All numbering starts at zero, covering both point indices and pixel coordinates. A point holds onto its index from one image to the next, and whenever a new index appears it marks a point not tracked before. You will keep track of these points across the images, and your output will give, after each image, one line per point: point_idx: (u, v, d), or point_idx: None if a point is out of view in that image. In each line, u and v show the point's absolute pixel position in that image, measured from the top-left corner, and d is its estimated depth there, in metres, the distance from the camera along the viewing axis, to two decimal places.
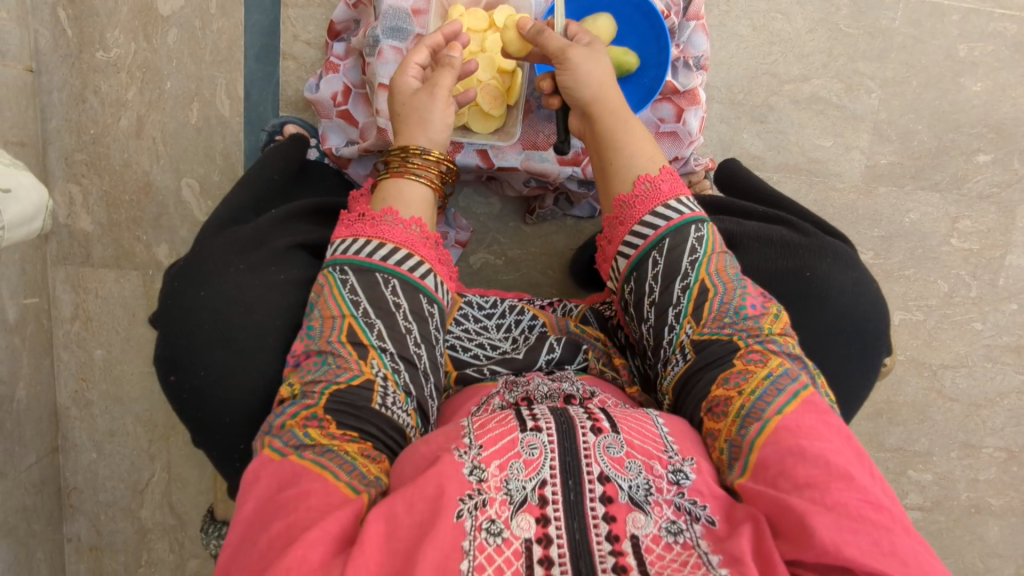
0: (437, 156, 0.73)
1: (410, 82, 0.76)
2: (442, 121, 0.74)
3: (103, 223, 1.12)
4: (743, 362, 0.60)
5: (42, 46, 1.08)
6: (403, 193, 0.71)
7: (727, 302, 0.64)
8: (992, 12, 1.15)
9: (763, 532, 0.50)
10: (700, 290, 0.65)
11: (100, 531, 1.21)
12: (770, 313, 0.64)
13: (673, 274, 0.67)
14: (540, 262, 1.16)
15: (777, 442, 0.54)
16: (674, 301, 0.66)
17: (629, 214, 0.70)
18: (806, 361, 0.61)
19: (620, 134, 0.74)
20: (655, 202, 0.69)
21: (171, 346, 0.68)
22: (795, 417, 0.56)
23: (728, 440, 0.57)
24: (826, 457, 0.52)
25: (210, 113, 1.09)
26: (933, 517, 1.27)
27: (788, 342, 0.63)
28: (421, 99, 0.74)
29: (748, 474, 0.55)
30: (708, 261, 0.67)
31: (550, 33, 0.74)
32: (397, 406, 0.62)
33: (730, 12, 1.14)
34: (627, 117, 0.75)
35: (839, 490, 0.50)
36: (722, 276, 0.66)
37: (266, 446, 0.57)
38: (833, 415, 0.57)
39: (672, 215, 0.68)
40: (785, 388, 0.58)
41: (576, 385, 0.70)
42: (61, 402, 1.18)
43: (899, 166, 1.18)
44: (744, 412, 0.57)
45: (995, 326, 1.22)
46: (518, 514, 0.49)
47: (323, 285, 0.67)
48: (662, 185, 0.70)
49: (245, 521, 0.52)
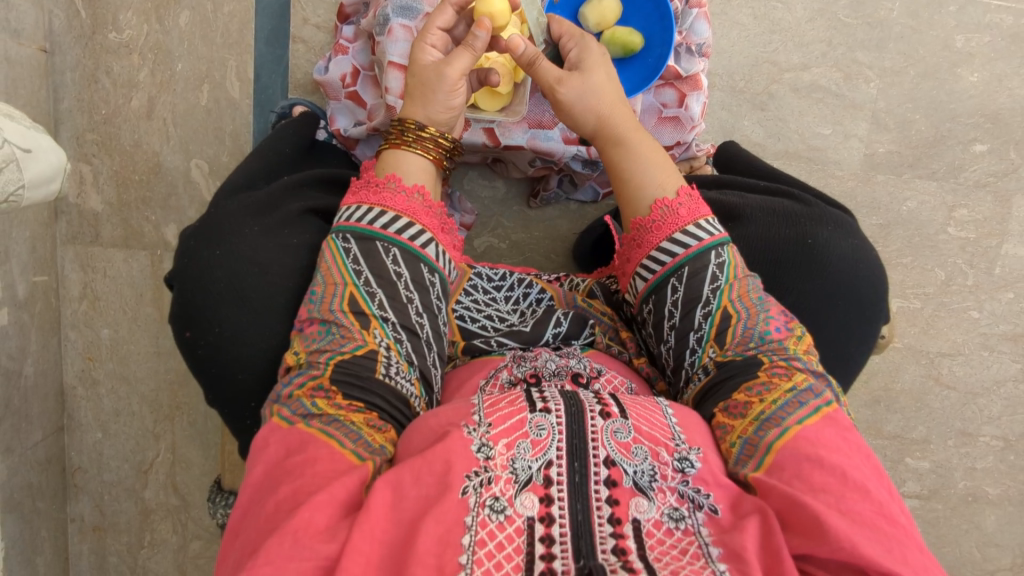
0: (433, 134, 0.74)
1: (431, 54, 0.75)
2: (444, 100, 0.73)
3: (113, 202, 1.14)
4: (767, 375, 0.61)
5: (56, 28, 1.10)
6: (401, 163, 0.72)
7: (750, 327, 0.64)
8: (987, 4, 1.17)
9: (770, 525, 0.49)
10: (722, 316, 0.66)
11: (103, 511, 1.21)
12: (793, 335, 0.64)
13: (694, 300, 0.67)
14: (544, 247, 1.18)
15: (794, 447, 0.55)
16: (695, 326, 0.67)
17: (646, 238, 0.71)
18: (829, 380, 0.62)
19: (623, 163, 0.75)
20: (672, 227, 0.69)
21: (187, 303, 0.71)
22: (814, 429, 0.56)
23: (742, 437, 0.57)
24: (843, 469, 0.53)
25: (220, 94, 1.11)
26: (931, 505, 1.28)
27: (810, 360, 0.63)
28: (430, 72, 0.73)
29: (762, 470, 0.55)
30: (731, 288, 0.67)
31: (535, 66, 0.75)
32: (401, 375, 0.63)
33: (731, 1, 1.17)
34: (628, 140, 0.75)
35: (853, 499, 0.51)
36: (746, 302, 0.66)
37: (275, 414, 0.57)
38: (853, 432, 0.57)
39: (691, 242, 0.68)
40: (807, 402, 0.58)
41: (583, 363, 0.70)
42: (68, 381, 1.18)
43: (897, 155, 1.20)
44: (763, 417, 0.58)
45: (991, 314, 1.23)
46: (522, 493, 0.50)
47: (326, 253, 0.68)
48: (680, 209, 0.70)
49: (254, 486, 0.53)
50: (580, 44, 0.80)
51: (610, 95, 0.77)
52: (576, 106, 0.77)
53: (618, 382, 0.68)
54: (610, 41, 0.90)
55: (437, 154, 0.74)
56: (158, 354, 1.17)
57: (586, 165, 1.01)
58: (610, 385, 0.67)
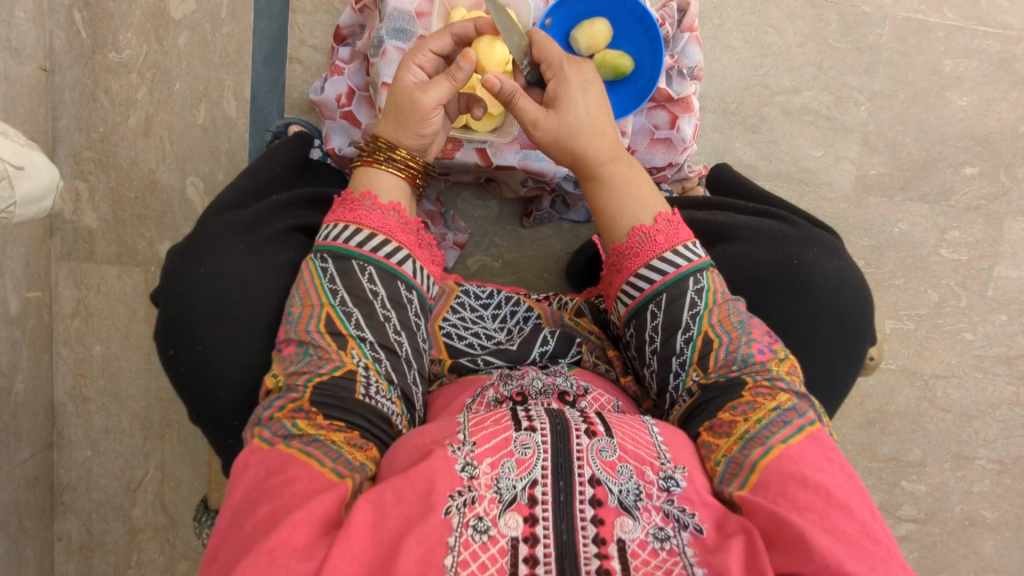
0: (404, 157, 0.74)
1: (415, 75, 0.74)
2: (417, 127, 0.73)
3: (108, 219, 1.14)
4: (751, 395, 0.60)
5: (57, 47, 1.11)
6: (375, 182, 0.73)
7: (733, 351, 0.64)
8: (976, 30, 1.19)
9: (756, 545, 0.49)
10: (703, 341, 0.66)
11: (90, 530, 1.19)
12: (776, 356, 0.64)
13: (673, 325, 0.67)
14: (536, 266, 1.18)
15: (779, 466, 0.54)
16: (676, 351, 0.67)
17: (625, 263, 0.71)
18: (813, 400, 0.62)
19: (606, 205, 0.74)
20: (650, 255, 0.70)
21: (172, 320, 0.71)
22: (798, 448, 0.56)
23: (727, 456, 0.57)
24: (827, 488, 0.53)
25: (217, 113, 1.12)
26: (928, 529, 1.26)
27: (794, 380, 0.63)
28: (404, 99, 0.72)
29: (747, 489, 0.54)
30: (710, 313, 0.67)
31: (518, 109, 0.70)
32: (381, 395, 0.63)
33: (722, 25, 1.18)
34: (612, 184, 0.74)
35: (838, 518, 0.51)
36: (726, 326, 0.66)
37: (255, 436, 0.57)
38: (836, 452, 0.57)
39: (669, 270, 0.68)
40: (791, 421, 0.58)
41: (569, 381, 0.70)
42: (58, 397, 1.18)
43: (888, 177, 1.21)
44: (747, 436, 0.57)
45: (985, 336, 1.23)
46: (506, 513, 0.49)
47: (305, 274, 0.69)
48: (657, 235, 0.70)
49: (234, 507, 0.53)
50: (558, 73, 0.72)
51: (600, 133, 0.74)
52: (550, 147, 0.74)
53: (604, 401, 0.68)
54: (601, 64, 0.91)
55: (411, 175, 0.75)
56: (149, 371, 1.17)
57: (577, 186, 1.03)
58: (596, 403, 0.67)
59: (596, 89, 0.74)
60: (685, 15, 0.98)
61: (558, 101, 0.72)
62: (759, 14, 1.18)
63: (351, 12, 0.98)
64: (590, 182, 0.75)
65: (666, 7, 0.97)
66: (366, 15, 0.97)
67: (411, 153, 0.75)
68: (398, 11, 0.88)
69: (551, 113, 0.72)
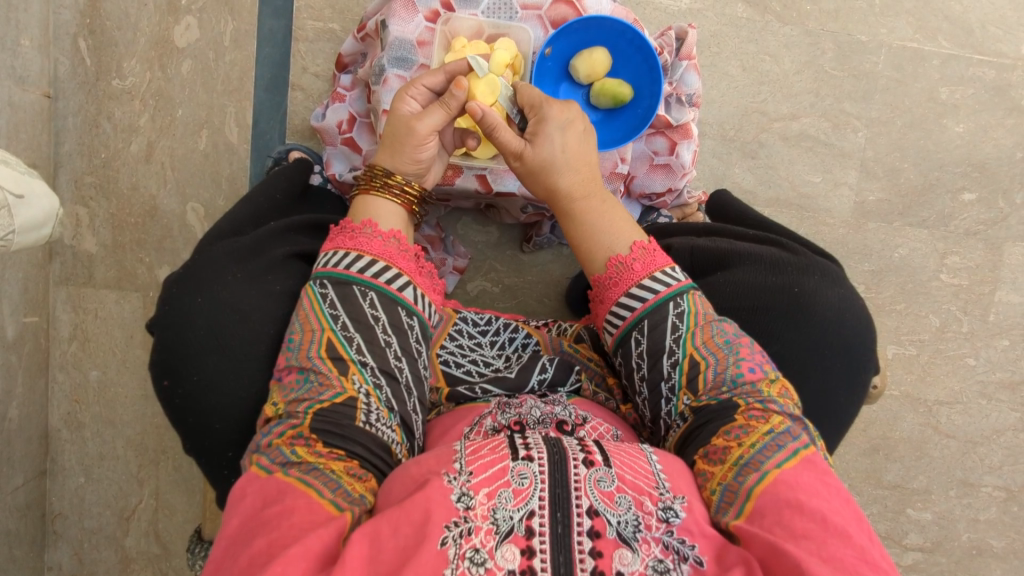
0: (398, 180, 0.74)
1: (411, 105, 0.75)
2: (413, 152, 0.73)
3: (107, 244, 1.14)
4: (744, 418, 0.59)
5: (61, 74, 1.13)
6: (369, 208, 0.73)
7: (721, 372, 0.63)
8: (970, 58, 1.21)
9: None
10: (691, 364, 0.65)
11: (82, 559, 1.17)
12: (767, 376, 0.64)
13: (658, 350, 0.66)
14: (536, 291, 1.18)
15: (774, 492, 0.53)
16: (664, 376, 0.66)
17: (606, 294, 0.71)
18: (807, 423, 0.61)
19: (578, 237, 0.74)
20: (629, 283, 0.69)
21: (167, 350, 0.71)
22: (793, 472, 0.55)
23: (723, 484, 0.56)
24: (824, 514, 0.51)
25: (219, 139, 1.13)
26: (934, 559, 1.24)
27: (788, 403, 0.62)
28: (401, 126, 0.73)
29: (743, 517, 0.53)
30: (693, 336, 0.66)
31: (499, 140, 0.71)
32: (381, 423, 0.62)
33: (720, 53, 1.19)
34: (586, 220, 0.74)
35: (836, 545, 0.49)
36: (711, 347, 0.65)
37: (254, 464, 0.56)
38: (832, 476, 0.56)
39: (649, 295, 0.68)
40: (786, 445, 0.57)
41: (568, 410, 0.69)
42: (53, 424, 1.16)
43: (887, 203, 1.21)
44: (742, 461, 0.56)
45: (988, 362, 1.22)
46: (503, 545, 0.48)
47: (305, 301, 0.68)
48: (634, 264, 0.70)
49: (228, 538, 0.51)
50: (539, 110, 0.74)
51: (577, 171, 0.74)
52: (525, 177, 0.74)
53: (603, 430, 0.67)
54: (600, 92, 0.93)
55: (408, 201, 0.75)
56: (145, 398, 1.16)
57: None
58: (595, 432, 0.66)
59: (576, 127, 0.74)
60: (684, 43, 0.99)
61: (536, 134, 0.73)
62: (756, 43, 1.20)
63: (354, 41, 0.98)
64: (563, 216, 0.75)
65: (665, 37, 0.99)
66: (367, 43, 0.98)
67: (406, 177, 0.75)
68: (400, 40, 0.89)
69: (527, 145, 0.73)
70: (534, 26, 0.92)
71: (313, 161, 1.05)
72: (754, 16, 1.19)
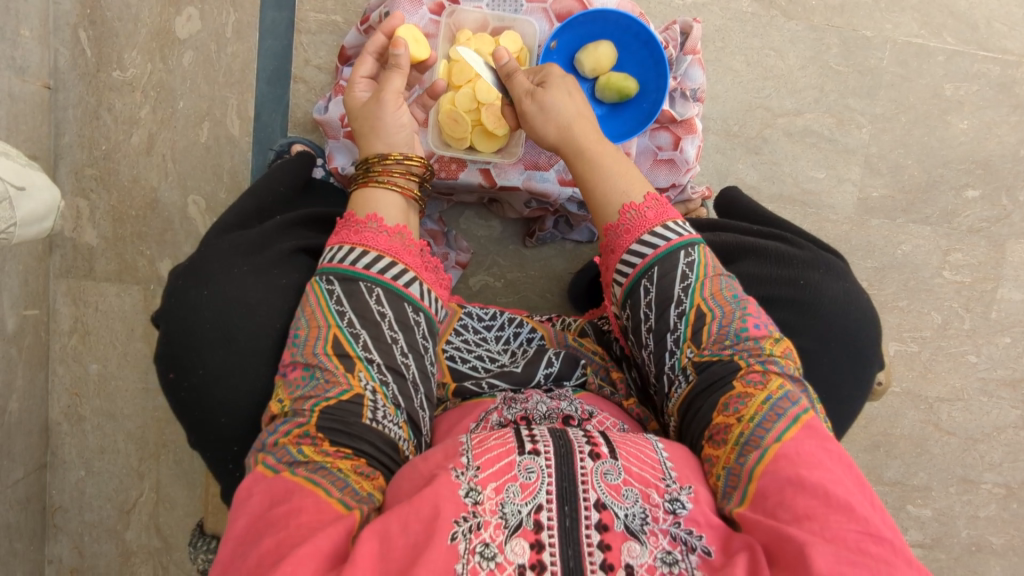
0: (394, 158, 0.74)
1: (360, 95, 0.78)
2: (394, 119, 0.76)
3: (108, 237, 1.14)
4: (742, 386, 0.59)
5: (61, 65, 1.12)
6: (372, 201, 0.72)
7: (726, 325, 0.63)
8: (975, 54, 1.20)
9: (759, 565, 0.48)
10: (697, 316, 0.64)
11: (82, 553, 1.17)
12: (771, 335, 0.63)
13: (666, 300, 0.66)
14: (538, 285, 1.18)
15: (775, 471, 0.53)
16: (671, 327, 0.65)
17: (617, 242, 0.70)
18: (808, 385, 0.60)
19: (594, 177, 0.73)
20: (641, 230, 0.69)
21: (173, 344, 0.71)
22: (794, 443, 0.54)
23: (726, 468, 0.56)
24: (824, 487, 0.51)
25: (220, 132, 1.12)
26: (934, 555, 1.24)
27: (789, 364, 0.62)
28: (369, 105, 0.76)
29: (746, 504, 0.53)
30: (703, 286, 0.65)
31: (518, 77, 0.76)
32: (388, 419, 0.61)
33: (725, 48, 1.19)
34: (598, 158, 0.74)
35: (838, 522, 0.49)
36: (719, 300, 0.65)
37: (260, 463, 0.56)
38: (832, 442, 0.55)
39: (660, 243, 0.67)
40: (786, 412, 0.57)
41: (574, 404, 0.69)
42: (53, 417, 1.16)
43: (891, 199, 1.21)
44: (743, 439, 0.56)
45: (989, 359, 1.23)
46: (512, 539, 0.48)
47: (310, 297, 0.67)
48: (647, 212, 0.70)
49: (236, 538, 0.51)
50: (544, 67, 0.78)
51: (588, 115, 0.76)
52: (536, 118, 0.75)
53: (609, 424, 0.66)
54: (606, 85, 0.93)
55: (406, 186, 0.74)
56: (146, 391, 1.15)
57: (581, 208, 1.01)
58: (602, 426, 0.65)
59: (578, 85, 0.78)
60: (688, 38, 0.98)
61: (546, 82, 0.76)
62: (760, 38, 1.19)
63: (357, 33, 0.97)
64: (574, 158, 0.75)
65: (669, 31, 0.99)
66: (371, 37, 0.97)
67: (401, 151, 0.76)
68: None
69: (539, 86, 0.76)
70: (539, 19, 0.92)
71: (315, 154, 1.04)
72: (759, 11, 1.19)
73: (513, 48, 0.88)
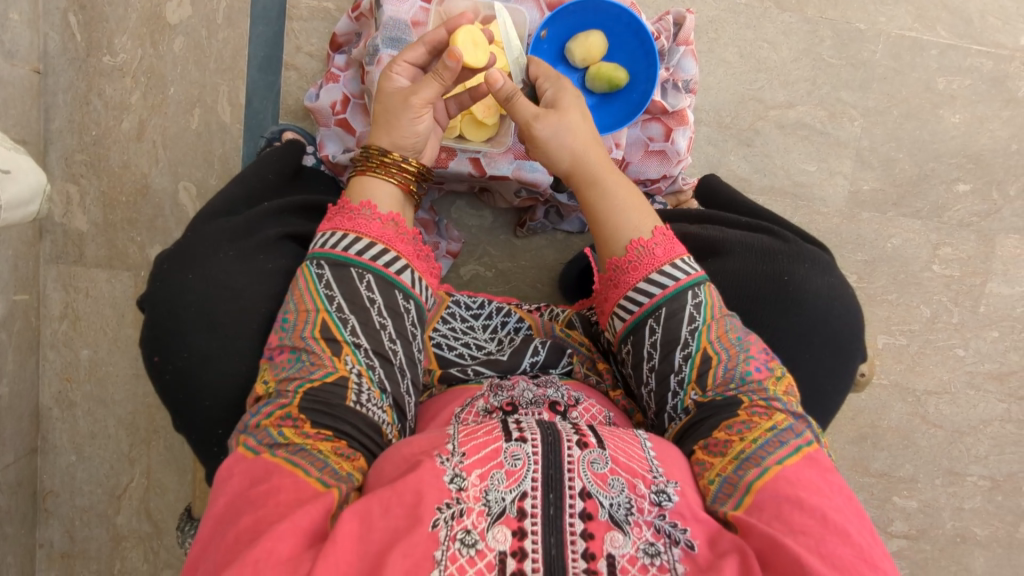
0: (396, 158, 0.73)
1: (398, 81, 0.76)
2: (410, 125, 0.73)
3: (99, 223, 1.14)
4: (747, 414, 0.60)
5: (51, 49, 1.11)
6: (368, 190, 0.72)
7: (731, 368, 0.64)
8: (969, 48, 1.20)
9: (751, 565, 0.48)
10: (703, 358, 0.65)
11: (73, 537, 1.17)
12: (773, 374, 0.64)
13: (672, 341, 0.66)
14: (529, 276, 1.18)
15: (774, 488, 0.54)
16: (674, 369, 0.66)
17: (622, 278, 0.70)
18: (809, 420, 0.61)
19: (606, 208, 0.73)
20: (649, 269, 0.69)
21: (158, 328, 0.71)
22: (794, 469, 0.55)
23: (722, 475, 0.56)
24: (823, 511, 0.52)
25: (211, 119, 1.12)
26: (918, 546, 1.26)
27: (791, 401, 0.63)
28: (395, 101, 0.73)
29: (742, 509, 0.53)
30: (709, 329, 0.66)
31: (522, 99, 0.72)
32: (372, 403, 0.62)
33: (718, 39, 1.19)
34: (609, 186, 0.74)
35: (834, 543, 0.50)
36: (725, 342, 0.65)
37: (241, 444, 0.56)
38: (834, 474, 0.57)
39: (669, 283, 0.67)
40: (788, 442, 0.58)
41: (560, 391, 0.69)
42: (44, 402, 1.16)
43: (882, 193, 1.21)
44: (743, 456, 0.57)
45: (977, 353, 1.23)
46: (494, 526, 0.48)
47: (300, 280, 0.68)
48: (656, 249, 0.69)
49: (216, 517, 0.51)
50: (557, 84, 0.77)
51: (597, 139, 0.76)
52: (550, 142, 0.73)
53: (595, 412, 0.67)
54: (596, 75, 0.93)
55: (405, 180, 0.74)
56: (137, 377, 1.16)
57: (571, 198, 1.03)
58: (588, 413, 0.66)
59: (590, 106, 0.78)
60: (681, 28, 0.98)
61: (558, 104, 0.75)
62: (754, 29, 1.19)
63: (348, 20, 0.97)
64: (584, 186, 0.75)
65: (662, 21, 0.98)
66: (363, 23, 0.97)
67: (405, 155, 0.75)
68: (394, 20, 0.88)
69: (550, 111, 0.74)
70: (530, 8, 0.92)
71: (307, 142, 1.04)
72: (753, 2, 1.19)
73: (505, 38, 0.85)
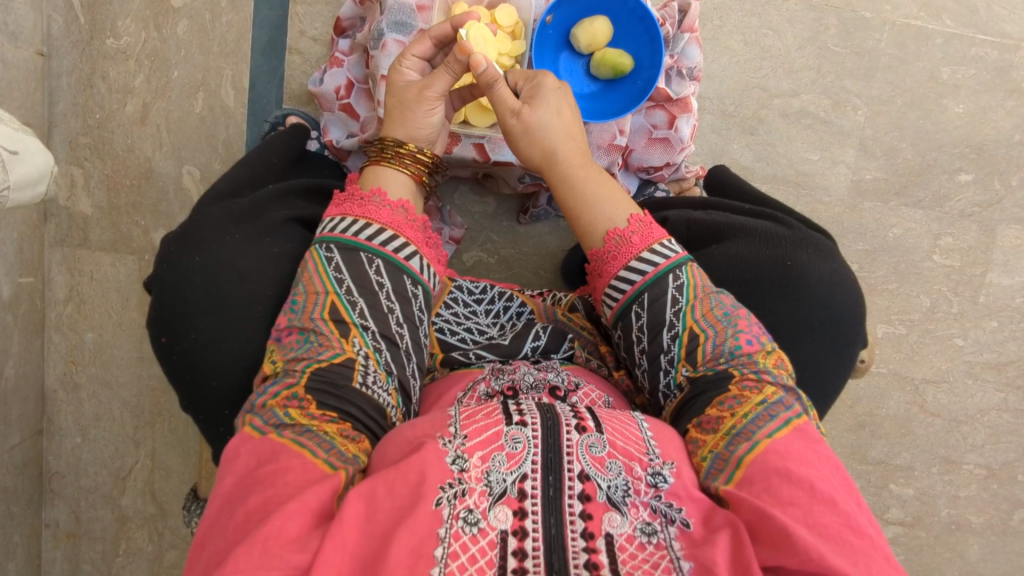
0: (410, 148, 0.74)
1: (409, 75, 0.76)
2: (422, 117, 0.74)
3: (103, 206, 1.14)
4: (738, 388, 0.61)
5: (54, 32, 1.11)
6: (382, 178, 0.73)
7: (720, 345, 0.64)
8: (974, 38, 1.20)
9: (741, 539, 0.49)
10: (689, 337, 0.65)
11: (79, 518, 1.19)
12: (763, 348, 0.64)
13: (658, 325, 0.67)
14: (532, 262, 1.18)
15: (764, 461, 0.55)
16: (664, 349, 0.66)
17: (605, 268, 0.71)
18: (800, 394, 0.62)
19: (579, 202, 0.74)
20: (627, 257, 0.69)
21: (166, 309, 0.71)
22: (784, 442, 0.56)
23: (714, 452, 0.57)
24: (812, 482, 0.53)
25: (215, 103, 1.12)
26: (914, 532, 1.27)
27: (782, 374, 0.63)
28: (410, 93, 0.74)
29: (733, 483, 0.54)
30: (692, 309, 0.66)
31: (501, 90, 0.73)
32: (378, 385, 0.63)
33: (723, 26, 1.18)
34: (581, 181, 0.74)
35: (822, 512, 0.51)
36: (710, 320, 0.66)
37: (247, 424, 0.57)
38: (822, 444, 0.57)
39: (648, 269, 0.68)
40: (778, 415, 0.58)
41: (561, 376, 0.70)
42: (50, 384, 1.17)
43: (885, 182, 1.21)
44: (733, 431, 0.57)
45: (975, 342, 1.24)
46: (496, 506, 0.49)
47: (308, 263, 0.68)
48: (632, 237, 0.70)
49: (224, 496, 0.52)
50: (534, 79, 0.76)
51: (575, 132, 0.76)
52: (520, 142, 0.75)
53: (595, 396, 0.67)
54: (601, 61, 0.93)
55: (419, 171, 0.75)
56: (142, 360, 1.17)
57: None
58: (587, 398, 0.67)
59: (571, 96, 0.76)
60: (686, 16, 0.98)
61: (532, 99, 0.74)
62: (759, 17, 1.19)
63: (352, 5, 0.97)
64: (557, 181, 0.75)
65: (666, 8, 0.98)
66: (366, 7, 0.96)
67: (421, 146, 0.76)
68: (399, 4, 0.88)
69: (523, 106, 0.74)
70: None
71: (310, 127, 1.04)
72: None
73: (508, 22, 0.89)
